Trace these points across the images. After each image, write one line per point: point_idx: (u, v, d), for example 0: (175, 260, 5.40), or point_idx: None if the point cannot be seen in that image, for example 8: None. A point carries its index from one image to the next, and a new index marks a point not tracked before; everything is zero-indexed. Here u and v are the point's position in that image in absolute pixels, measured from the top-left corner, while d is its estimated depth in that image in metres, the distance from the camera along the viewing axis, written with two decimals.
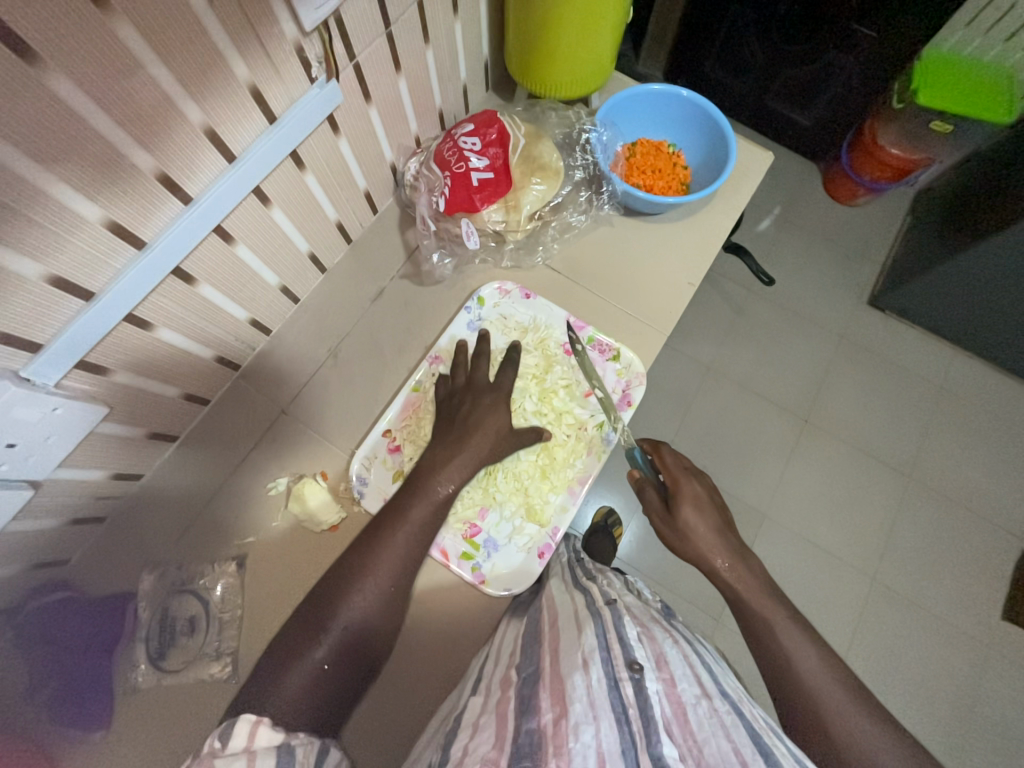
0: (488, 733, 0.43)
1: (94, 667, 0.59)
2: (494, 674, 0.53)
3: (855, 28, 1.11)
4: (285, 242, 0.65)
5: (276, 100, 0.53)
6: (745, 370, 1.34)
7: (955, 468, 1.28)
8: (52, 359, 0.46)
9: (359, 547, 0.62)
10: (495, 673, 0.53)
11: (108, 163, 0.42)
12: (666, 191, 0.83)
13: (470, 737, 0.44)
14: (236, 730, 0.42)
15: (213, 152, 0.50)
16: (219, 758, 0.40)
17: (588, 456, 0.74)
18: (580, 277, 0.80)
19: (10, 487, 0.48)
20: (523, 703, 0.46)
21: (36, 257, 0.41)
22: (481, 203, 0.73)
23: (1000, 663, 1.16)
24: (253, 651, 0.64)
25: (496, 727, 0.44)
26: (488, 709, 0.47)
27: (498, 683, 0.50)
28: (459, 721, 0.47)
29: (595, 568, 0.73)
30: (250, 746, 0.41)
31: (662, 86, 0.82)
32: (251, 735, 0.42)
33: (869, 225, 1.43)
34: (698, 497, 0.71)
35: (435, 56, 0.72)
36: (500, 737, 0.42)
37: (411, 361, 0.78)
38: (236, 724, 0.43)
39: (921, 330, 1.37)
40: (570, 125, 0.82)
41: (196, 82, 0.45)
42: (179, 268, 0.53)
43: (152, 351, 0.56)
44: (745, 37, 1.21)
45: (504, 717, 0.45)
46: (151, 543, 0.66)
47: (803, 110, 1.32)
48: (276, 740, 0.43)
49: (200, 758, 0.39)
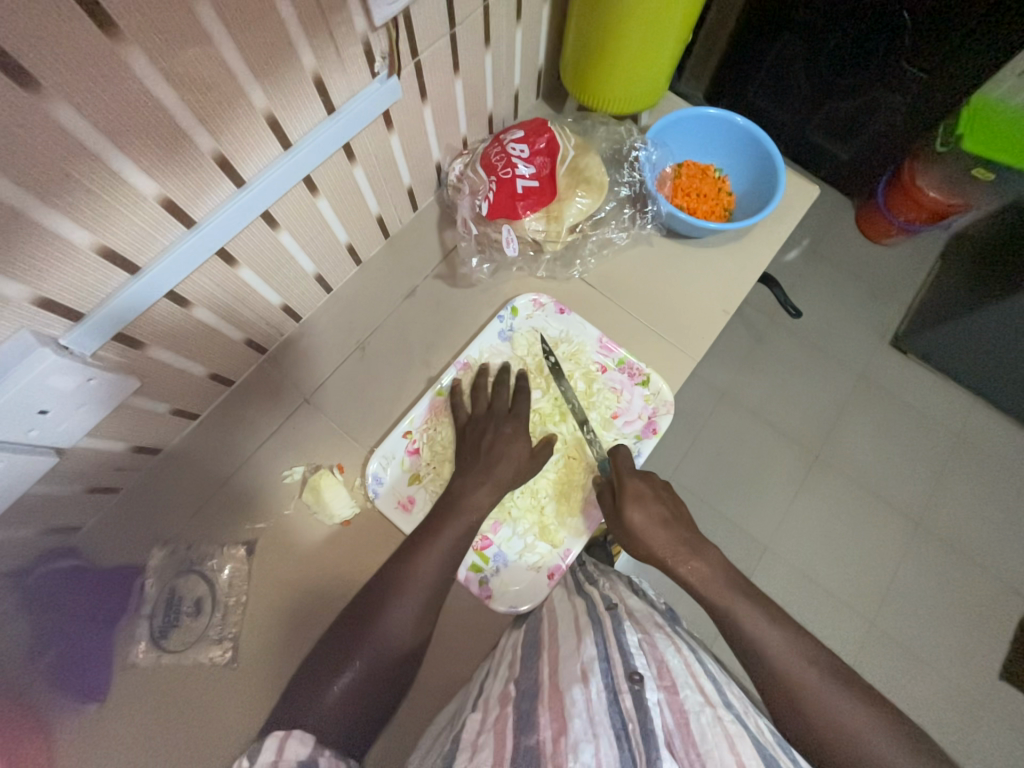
0: (487, 755, 0.42)
1: (95, 640, 0.58)
2: (494, 689, 0.51)
3: (905, 66, 1.02)
4: (326, 232, 0.65)
5: (337, 91, 0.53)
6: (761, 400, 1.33)
7: (965, 520, 1.26)
8: (92, 329, 0.46)
9: (394, 576, 0.61)
10: (496, 687, 0.51)
11: (170, 141, 0.42)
12: (709, 216, 0.82)
13: (470, 757, 0.42)
14: (262, 750, 0.42)
15: (270, 137, 0.50)
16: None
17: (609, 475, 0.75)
18: (616, 295, 0.79)
19: (37, 452, 0.48)
20: (522, 719, 0.44)
21: (90, 227, 0.41)
22: (523, 211, 0.72)
23: (995, 723, 1.13)
24: (256, 637, 0.64)
25: (495, 746, 0.42)
26: (487, 726, 0.45)
27: (497, 699, 0.49)
28: (458, 739, 0.45)
29: (598, 569, 0.72)
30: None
31: (717, 111, 0.81)
32: (278, 751, 0.42)
33: (899, 266, 1.41)
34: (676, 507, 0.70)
35: (493, 61, 0.72)
36: (499, 755, 0.41)
37: (438, 361, 0.77)
38: (263, 744, 0.43)
39: (942, 376, 1.34)
40: (619, 141, 0.81)
41: (263, 65, 0.44)
42: (223, 249, 0.53)
43: (188, 329, 0.56)
44: (793, 70, 1.17)
45: (503, 734, 0.43)
46: (164, 520, 0.67)
47: (844, 143, 1.27)
48: (303, 755, 0.42)
49: None
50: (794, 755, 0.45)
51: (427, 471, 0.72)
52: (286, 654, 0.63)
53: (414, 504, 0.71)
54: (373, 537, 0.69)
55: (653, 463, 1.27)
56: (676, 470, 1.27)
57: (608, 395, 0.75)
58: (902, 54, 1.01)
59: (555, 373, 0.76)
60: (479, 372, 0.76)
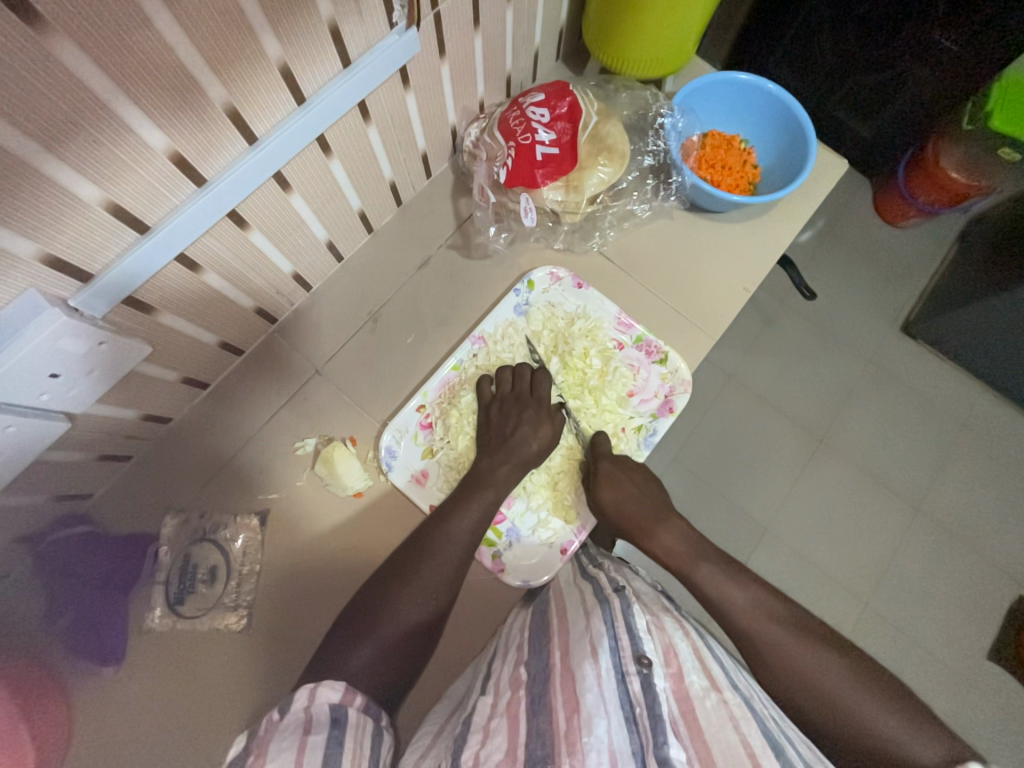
0: (501, 740, 0.42)
1: (111, 604, 0.59)
2: (505, 673, 0.52)
3: (939, 38, 0.98)
4: (339, 196, 0.63)
5: (353, 43, 0.50)
6: (769, 383, 1.32)
7: (966, 506, 1.26)
8: (101, 291, 0.44)
9: (412, 558, 0.62)
10: (505, 671, 0.52)
11: (181, 90, 0.40)
12: (732, 190, 0.79)
13: (481, 744, 0.42)
14: (296, 699, 0.46)
15: (283, 91, 0.47)
16: (279, 731, 0.42)
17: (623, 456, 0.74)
18: (634, 270, 0.77)
19: (49, 416, 0.48)
20: (535, 703, 0.45)
21: (97, 181, 0.39)
22: (542, 180, 0.69)
23: (983, 701, 1.16)
24: (266, 606, 0.64)
25: (508, 732, 0.43)
26: (499, 711, 0.46)
27: (508, 683, 0.49)
28: (469, 722, 0.46)
29: (602, 553, 0.70)
30: (307, 713, 0.44)
31: (747, 77, 0.77)
32: (310, 697, 0.46)
33: (917, 248, 1.38)
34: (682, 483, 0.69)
35: (514, 17, 0.68)
36: (512, 744, 0.41)
37: (451, 336, 0.75)
38: (295, 695, 0.46)
39: (953, 363, 1.33)
40: (643, 107, 0.78)
41: (279, 10, 0.42)
42: (234, 211, 0.51)
43: (196, 296, 0.54)
44: (819, 39, 1.11)
45: (516, 718, 0.44)
46: (174, 488, 0.66)
47: (865, 120, 1.22)
48: (335, 699, 0.47)
49: (260, 733, 0.42)
50: (801, 741, 0.45)
51: (441, 445, 0.72)
52: (296, 624, 0.63)
53: (428, 478, 0.71)
54: (384, 511, 0.69)
55: (659, 444, 1.27)
56: (681, 451, 1.27)
57: (625, 373, 0.74)
58: (935, 22, 0.97)
59: (572, 349, 0.75)
60: (494, 347, 0.75)
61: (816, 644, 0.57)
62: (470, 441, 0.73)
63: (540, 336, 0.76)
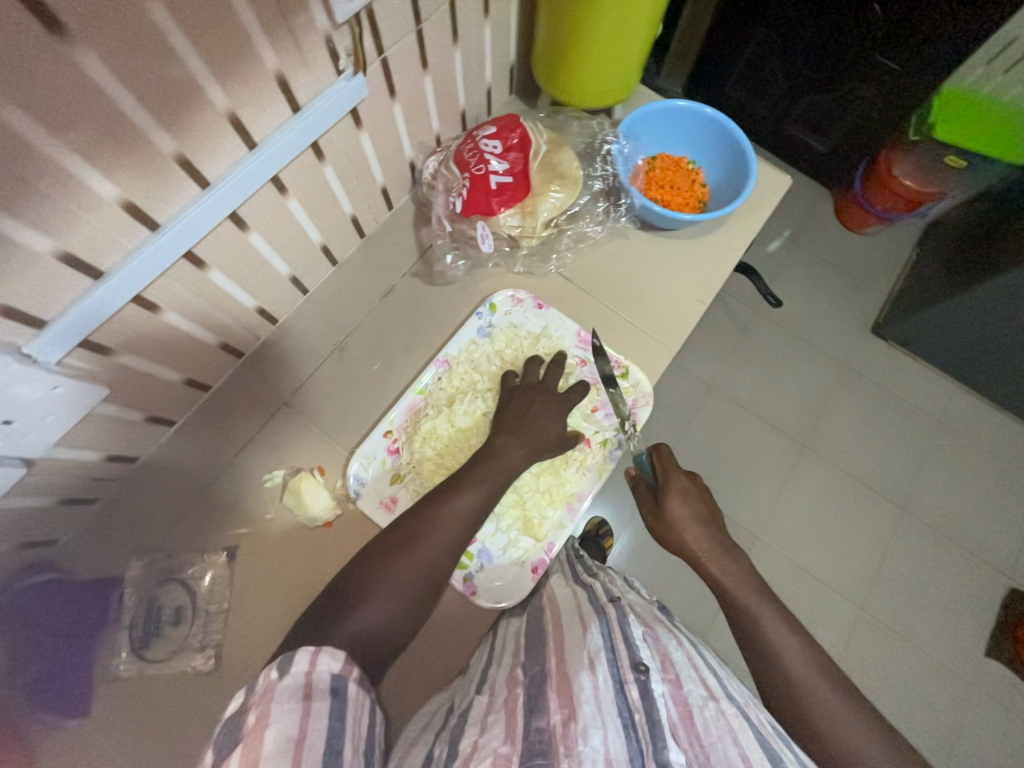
0: (499, 730, 0.42)
1: (78, 653, 0.58)
2: (499, 673, 0.51)
3: (878, 61, 1.05)
4: (299, 233, 0.65)
5: (302, 90, 0.52)
6: (747, 390, 1.34)
7: (948, 501, 1.28)
8: (56, 337, 0.45)
9: (367, 562, 0.58)
10: (502, 671, 0.51)
11: (130, 143, 0.42)
12: (683, 208, 0.83)
13: (478, 734, 0.42)
14: (295, 661, 0.40)
15: (234, 139, 0.49)
16: (277, 697, 0.37)
17: (589, 473, 0.74)
18: (593, 288, 0.79)
19: (4, 464, 0.48)
20: (532, 701, 0.44)
21: (48, 232, 0.41)
22: (498, 207, 0.72)
23: (983, 697, 1.15)
24: (240, 647, 0.63)
25: (506, 723, 0.42)
26: (496, 707, 0.45)
27: (505, 682, 0.49)
28: (465, 715, 0.46)
29: (596, 563, 0.69)
30: (308, 678, 0.39)
31: (686, 103, 0.82)
32: (311, 663, 0.40)
33: (878, 253, 1.43)
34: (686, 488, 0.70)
35: (463, 58, 0.72)
36: (510, 733, 0.41)
37: (417, 361, 0.77)
38: (293, 657, 0.41)
39: (923, 361, 1.37)
40: (591, 135, 0.82)
41: (223, 64, 0.44)
42: (191, 252, 0.52)
43: (158, 336, 0.55)
44: (769, 62, 1.18)
45: (514, 713, 0.43)
46: (142, 529, 0.65)
47: (822, 136, 1.29)
48: (336, 670, 0.41)
49: (259, 696, 0.37)
50: (794, 749, 0.44)
51: (408, 470, 0.71)
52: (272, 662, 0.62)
53: (396, 504, 0.70)
54: (358, 540, 0.69)
55: None
56: None
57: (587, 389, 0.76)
58: (873, 45, 1.03)
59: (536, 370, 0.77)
60: (459, 370, 0.76)
61: (790, 649, 0.57)
62: (435, 468, 0.71)
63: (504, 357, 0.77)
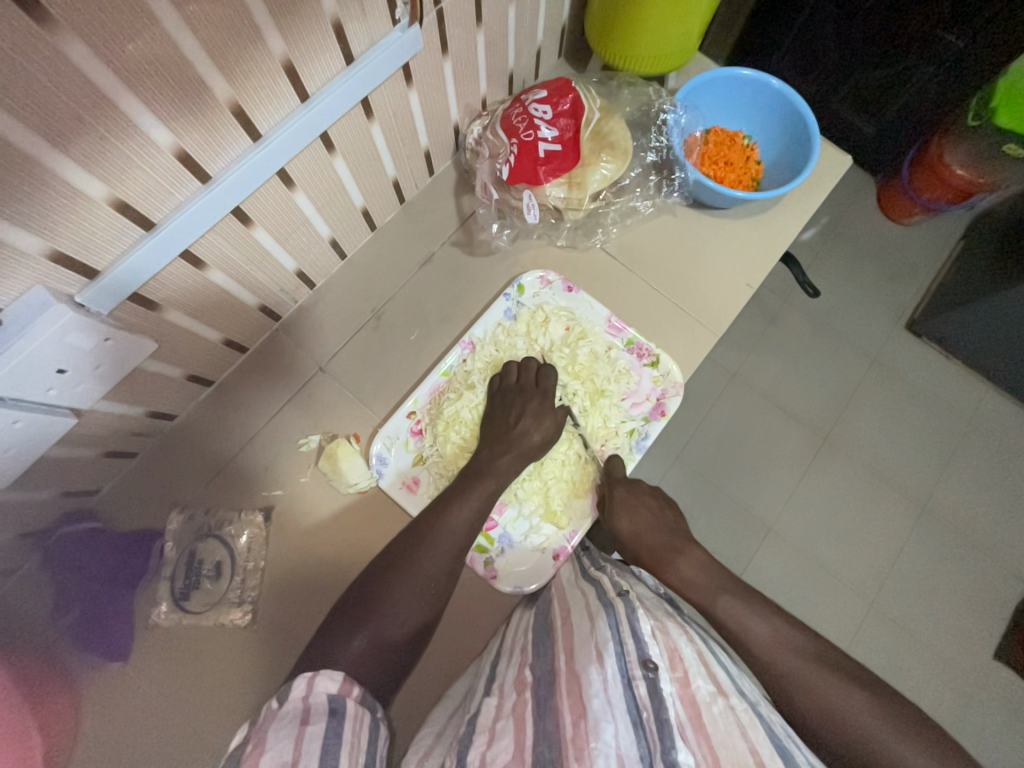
0: (507, 742, 0.41)
1: (114, 598, 0.60)
2: (507, 674, 0.51)
3: (943, 37, 0.97)
4: (342, 193, 0.63)
5: (356, 40, 0.50)
6: (773, 381, 1.31)
7: (972, 506, 1.25)
8: (108, 288, 0.45)
9: (418, 532, 0.62)
10: (510, 673, 0.51)
11: (187, 88, 0.40)
12: (736, 186, 0.79)
13: (487, 745, 0.41)
14: (293, 687, 0.45)
15: (286, 86, 0.47)
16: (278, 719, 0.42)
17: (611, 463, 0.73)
18: (637, 266, 0.77)
19: (55, 411, 0.48)
20: (541, 706, 0.44)
21: (103, 177, 0.39)
22: (545, 176, 0.69)
23: (988, 700, 1.15)
24: (274, 604, 0.64)
25: (515, 733, 0.42)
26: (504, 712, 0.45)
27: (513, 685, 0.48)
28: (474, 723, 0.45)
29: (603, 557, 0.70)
30: (306, 702, 0.44)
31: (749, 73, 0.77)
32: (308, 686, 0.45)
33: (923, 246, 1.36)
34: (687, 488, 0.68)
35: (517, 13, 0.68)
36: (518, 747, 0.41)
37: (451, 334, 0.76)
38: (292, 683, 0.45)
39: (958, 362, 1.32)
40: (646, 103, 0.78)
41: (282, 7, 0.42)
42: (239, 208, 0.51)
43: (203, 292, 0.55)
44: (823, 31, 1.08)
45: (522, 721, 0.43)
46: (179, 484, 0.66)
47: (872, 118, 1.20)
48: (333, 690, 0.46)
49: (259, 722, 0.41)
50: (808, 751, 0.44)
51: (431, 453, 0.72)
52: (296, 620, 0.64)
53: (419, 486, 0.71)
54: (389, 508, 0.69)
55: (662, 442, 1.27)
56: (685, 451, 1.26)
57: (617, 377, 0.74)
58: (940, 21, 0.95)
59: (567, 359, 0.75)
60: (484, 352, 0.75)
61: None
62: (460, 448, 0.72)
63: (533, 339, 0.76)
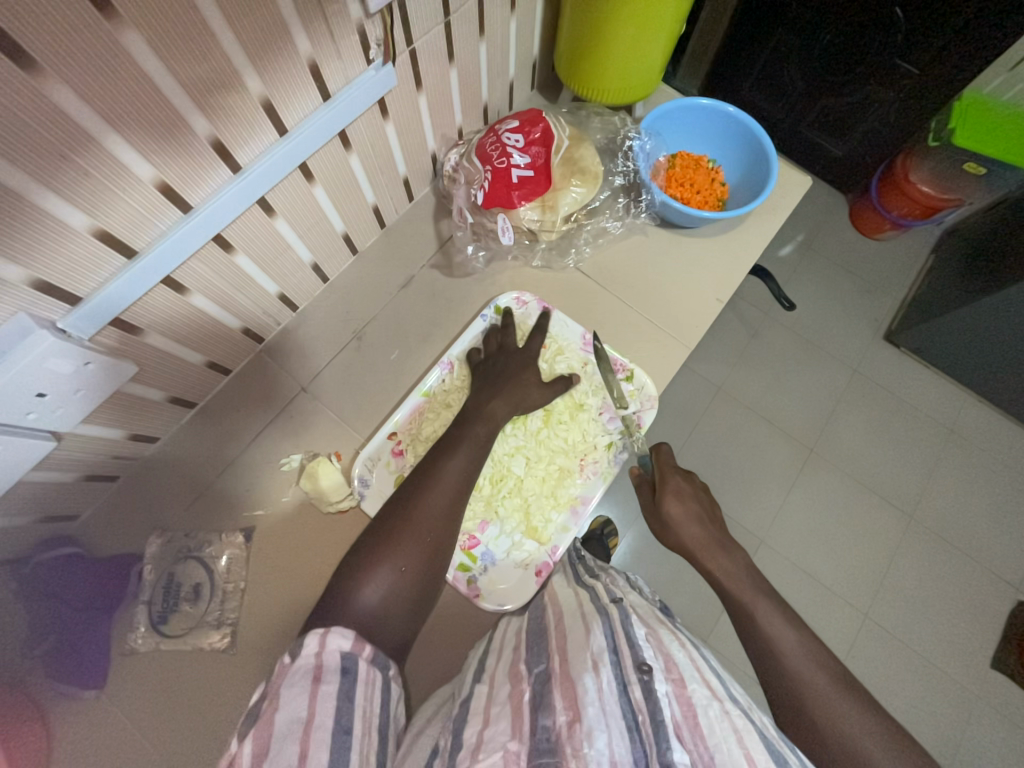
0: (504, 724, 0.43)
1: (94, 625, 0.59)
2: (502, 664, 0.52)
3: (899, 62, 1.01)
4: (323, 220, 0.65)
5: (332, 79, 0.53)
6: (756, 393, 1.34)
7: (957, 512, 1.27)
8: (89, 313, 0.46)
9: None
10: (502, 664, 0.52)
11: (168, 125, 0.43)
12: (702, 206, 0.83)
13: (484, 725, 0.43)
14: (306, 644, 0.45)
15: (265, 121, 0.50)
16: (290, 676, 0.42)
17: (592, 477, 0.74)
18: (610, 284, 0.80)
19: (34, 436, 0.49)
20: (537, 699, 0.45)
21: (86, 209, 0.41)
22: (519, 201, 0.73)
23: (985, 709, 1.14)
24: (255, 626, 0.64)
25: (512, 719, 0.43)
26: (500, 699, 0.46)
27: (508, 675, 0.49)
28: (469, 704, 0.47)
29: (598, 564, 0.68)
30: (319, 659, 0.43)
31: (709, 102, 0.82)
32: (321, 645, 0.44)
33: (893, 259, 1.42)
34: (682, 489, 0.72)
35: (488, 50, 0.72)
36: (516, 730, 0.42)
37: (432, 352, 0.78)
38: (306, 638, 0.45)
39: (935, 370, 1.36)
40: (613, 132, 0.82)
41: (258, 50, 0.45)
42: (220, 235, 0.53)
43: (184, 316, 0.56)
44: (786, 60, 1.14)
45: (520, 709, 0.44)
46: (160, 507, 0.66)
47: (839, 138, 1.26)
48: (347, 647, 0.45)
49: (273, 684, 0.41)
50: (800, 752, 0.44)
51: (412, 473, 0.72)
52: (277, 642, 0.63)
53: None
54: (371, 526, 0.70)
55: None
56: None
57: (593, 394, 0.76)
58: (894, 49, 1.00)
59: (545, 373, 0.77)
60: (462, 372, 0.77)
61: (786, 640, 0.58)
62: None
63: None
